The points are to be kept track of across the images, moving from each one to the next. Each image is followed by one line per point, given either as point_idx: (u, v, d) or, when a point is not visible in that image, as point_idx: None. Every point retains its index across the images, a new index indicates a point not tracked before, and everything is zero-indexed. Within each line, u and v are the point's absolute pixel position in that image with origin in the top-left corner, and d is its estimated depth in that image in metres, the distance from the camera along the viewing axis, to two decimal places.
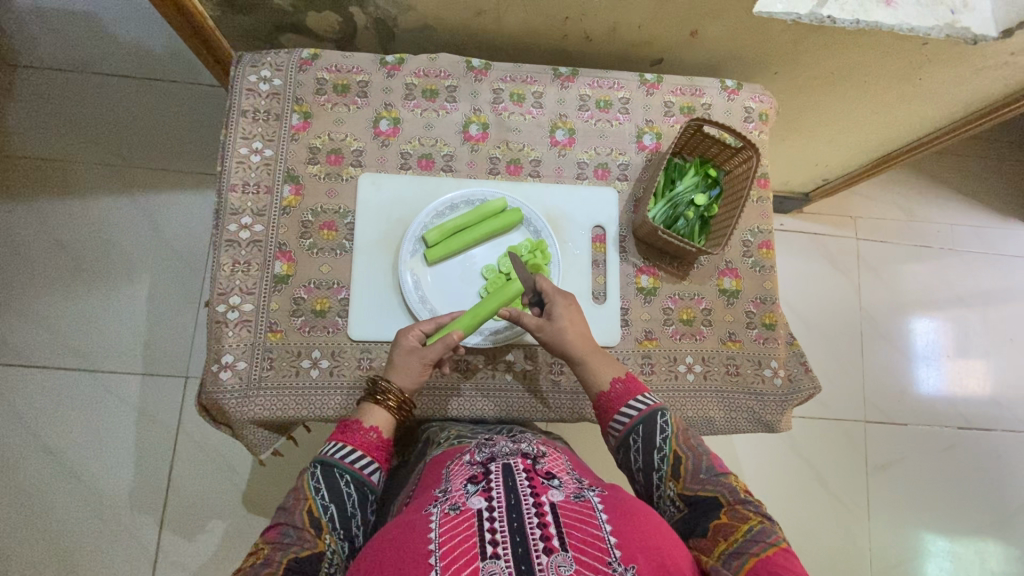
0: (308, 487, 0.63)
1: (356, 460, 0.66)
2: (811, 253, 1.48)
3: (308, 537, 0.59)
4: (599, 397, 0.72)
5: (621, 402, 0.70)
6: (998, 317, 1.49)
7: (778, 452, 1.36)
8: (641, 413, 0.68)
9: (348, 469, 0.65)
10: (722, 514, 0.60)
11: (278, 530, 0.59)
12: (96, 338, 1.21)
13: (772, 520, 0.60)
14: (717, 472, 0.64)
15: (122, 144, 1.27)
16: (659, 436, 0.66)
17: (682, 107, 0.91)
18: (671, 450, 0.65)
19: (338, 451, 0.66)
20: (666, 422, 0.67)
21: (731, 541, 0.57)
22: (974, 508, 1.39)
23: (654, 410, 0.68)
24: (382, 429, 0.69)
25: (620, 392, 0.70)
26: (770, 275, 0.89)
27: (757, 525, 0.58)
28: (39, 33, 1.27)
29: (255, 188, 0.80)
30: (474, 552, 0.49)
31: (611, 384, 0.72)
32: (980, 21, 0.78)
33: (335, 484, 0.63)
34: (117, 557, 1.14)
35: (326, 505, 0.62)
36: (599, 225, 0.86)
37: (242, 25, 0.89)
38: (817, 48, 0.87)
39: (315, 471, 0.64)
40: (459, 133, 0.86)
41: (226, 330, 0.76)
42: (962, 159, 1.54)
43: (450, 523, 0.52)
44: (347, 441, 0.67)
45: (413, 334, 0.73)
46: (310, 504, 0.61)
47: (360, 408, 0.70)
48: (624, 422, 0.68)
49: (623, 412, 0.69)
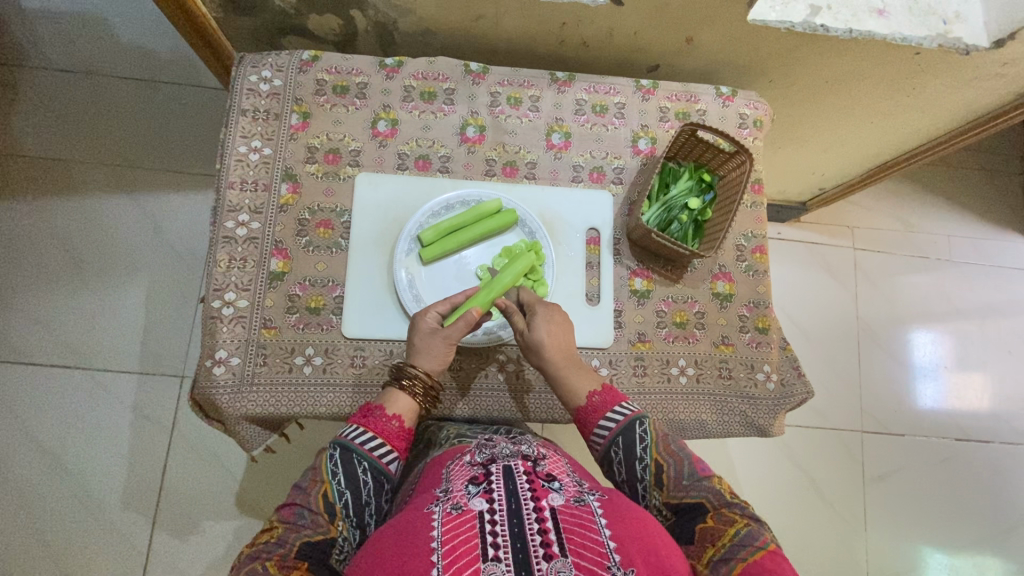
0: (325, 469, 0.64)
1: (374, 446, 0.65)
2: (809, 263, 1.48)
3: (321, 522, 0.60)
4: (578, 411, 0.72)
5: (599, 415, 0.70)
6: (997, 330, 1.49)
7: (776, 462, 1.35)
8: (619, 425, 0.68)
9: (367, 456, 0.65)
10: (708, 518, 0.61)
11: (293, 510, 0.61)
12: (93, 336, 1.21)
13: (759, 521, 0.60)
14: (699, 477, 0.64)
15: (125, 146, 1.28)
16: (639, 447, 0.66)
17: (678, 113, 0.92)
18: (652, 459, 0.65)
19: (357, 435, 0.66)
20: (644, 431, 0.67)
21: (718, 546, 0.57)
22: (973, 521, 1.38)
23: (633, 420, 0.68)
24: (404, 418, 0.69)
25: (603, 400, 0.71)
26: (763, 280, 0.89)
27: (744, 527, 0.58)
28: (47, 36, 1.29)
29: (252, 186, 0.81)
30: (476, 553, 0.49)
31: (588, 397, 0.71)
32: (971, 31, 0.80)
33: (353, 470, 0.64)
34: (107, 556, 1.13)
35: (341, 492, 0.62)
36: (593, 227, 0.87)
37: (244, 28, 0.90)
38: (811, 57, 0.88)
39: (333, 454, 0.64)
40: (457, 134, 0.87)
41: (220, 326, 0.76)
42: (960, 170, 1.54)
43: (452, 522, 0.52)
44: (367, 427, 0.67)
45: (431, 316, 0.73)
46: (326, 488, 0.62)
47: (384, 396, 0.71)
48: (603, 435, 0.69)
49: (603, 424, 0.69)
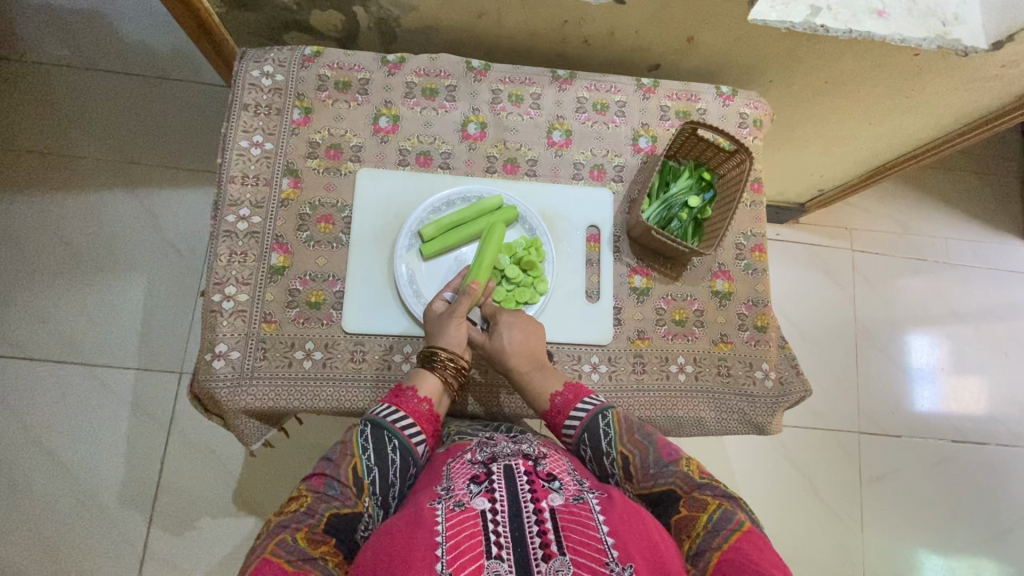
0: (356, 444, 0.65)
1: (404, 425, 0.67)
2: (807, 264, 1.49)
3: (350, 495, 0.62)
4: (546, 415, 0.72)
5: (565, 413, 0.70)
6: (994, 332, 1.49)
7: (772, 462, 1.35)
8: (583, 422, 0.68)
9: (398, 434, 0.66)
10: (682, 506, 0.61)
11: (323, 480, 0.62)
12: (90, 331, 1.21)
13: (730, 498, 0.61)
14: (665, 463, 0.65)
15: (125, 141, 1.28)
16: (604, 441, 0.67)
17: (678, 112, 0.92)
18: (618, 452, 0.66)
19: (389, 413, 0.67)
20: (608, 425, 0.68)
21: (694, 537, 0.58)
22: (968, 523, 1.38)
23: (596, 414, 0.69)
24: (433, 402, 0.71)
25: (566, 399, 0.71)
26: (762, 279, 0.90)
27: (716, 511, 0.59)
28: (48, 31, 1.29)
29: (254, 180, 0.82)
30: (479, 550, 0.49)
31: (552, 398, 0.72)
32: (970, 34, 0.80)
33: (383, 446, 0.65)
34: (102, 551, 1.13)
35: (370, 468, 0.64)
36: (594, 225, 0.87)
37: (247, 22, 0.90)
38: (811, 57, 0.88)
39: (365, 430, 0.66)
40: (458, 131, 0.87)
41: (221, 319, 0.76)
42: (958, 172, 1.55)
43: (455, 519, 0.52)
44: (400, 407, 0.68)
45: (439, 302, 0.77)
46: (356, 461, 0.64)
47: (414, 376, 0.72)
48: (571, 434, 0.69)
49: (569, 423, 0.69)
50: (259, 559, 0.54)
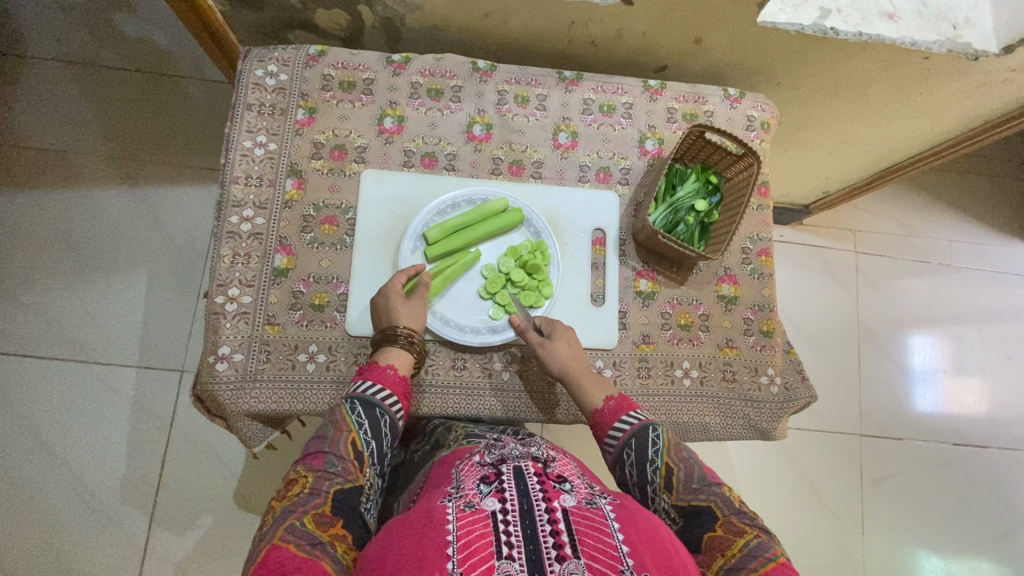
0: (350, 420, 0.65)
1: (391, 401, 0.69)
2: (810, 265, 1.48)
3: (351, 471, 0.62)
4: (593, 416, 0.73)
5: (614, 418, 0.71)
6: (997, 334, 1.49)
7: (773, 463, 1.35)
8: (632, 428, 0.69)
9: (388, 410, 0.68)
10: (717, 527, 0.59)
11: (322, 458, 0.62)
12: (91, 329, 1.21)
13: (769, 532, 0.59)
14: (708, 482, 0.63)
15: (126, 139, 1.27)
16: (651, 450, 0.66)
17: (685, 114, 0.91)
18: (663, 462, 0.65)
19: (378, 392, 0.68)
20: (657, 436, 0.67)
21: (729, 555, 0.57)
22: (969, 525, 1.38)
23: (646, 425, 0.69)
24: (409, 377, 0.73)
25: (619, 405, 0.72)
26: (768, 283, 0.89)
27: (754, 539, 0.57)
28: (49, 27, 1.28)
29: (258, 181, 0.81)
30: (490, 550, 0.49)
31: (605, 401, 0.73)
32: (981, 37, 0.80)
33: (377, 421, 0.67)
34: (103, 549, 1.13)
35: (368, 441, 0.65)
36: (599, 227, 0.87)
37: (252, 21, 0.89)
38: (820, 60, 0.87)
39: (355, 407, 0.67)
40: (463, 133, 0.87)
41: (224, 321, 0.76)
42: (962, 175, 1.54)
43: (465, 519, 0.52)
44: (386, 386, 0.70)
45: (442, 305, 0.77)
46: (354, 436, 0.65)
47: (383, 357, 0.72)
48: (618, 437, 0.69)
49: (618, 426, 0.70)
50: (268, 545, 0.53)
